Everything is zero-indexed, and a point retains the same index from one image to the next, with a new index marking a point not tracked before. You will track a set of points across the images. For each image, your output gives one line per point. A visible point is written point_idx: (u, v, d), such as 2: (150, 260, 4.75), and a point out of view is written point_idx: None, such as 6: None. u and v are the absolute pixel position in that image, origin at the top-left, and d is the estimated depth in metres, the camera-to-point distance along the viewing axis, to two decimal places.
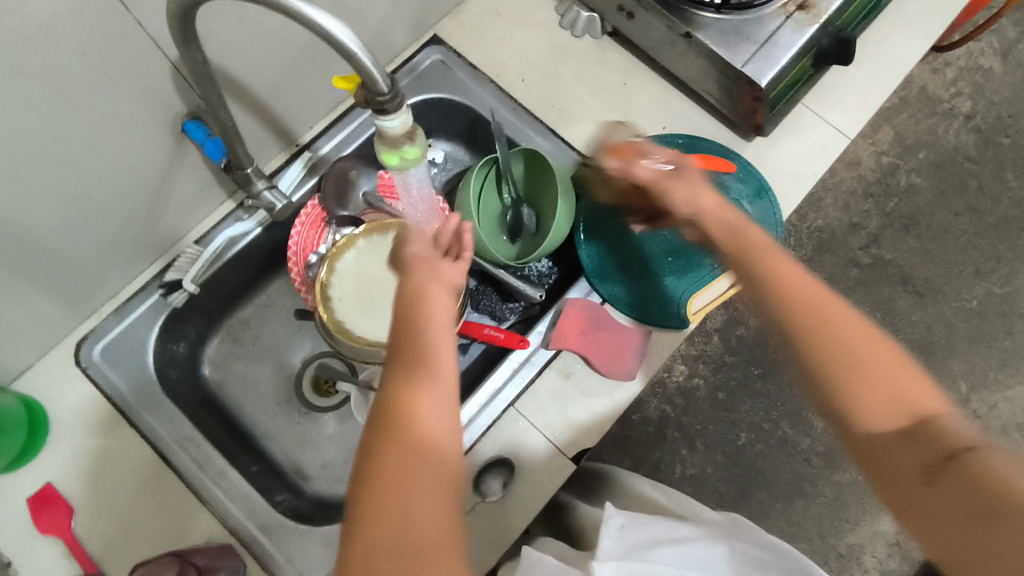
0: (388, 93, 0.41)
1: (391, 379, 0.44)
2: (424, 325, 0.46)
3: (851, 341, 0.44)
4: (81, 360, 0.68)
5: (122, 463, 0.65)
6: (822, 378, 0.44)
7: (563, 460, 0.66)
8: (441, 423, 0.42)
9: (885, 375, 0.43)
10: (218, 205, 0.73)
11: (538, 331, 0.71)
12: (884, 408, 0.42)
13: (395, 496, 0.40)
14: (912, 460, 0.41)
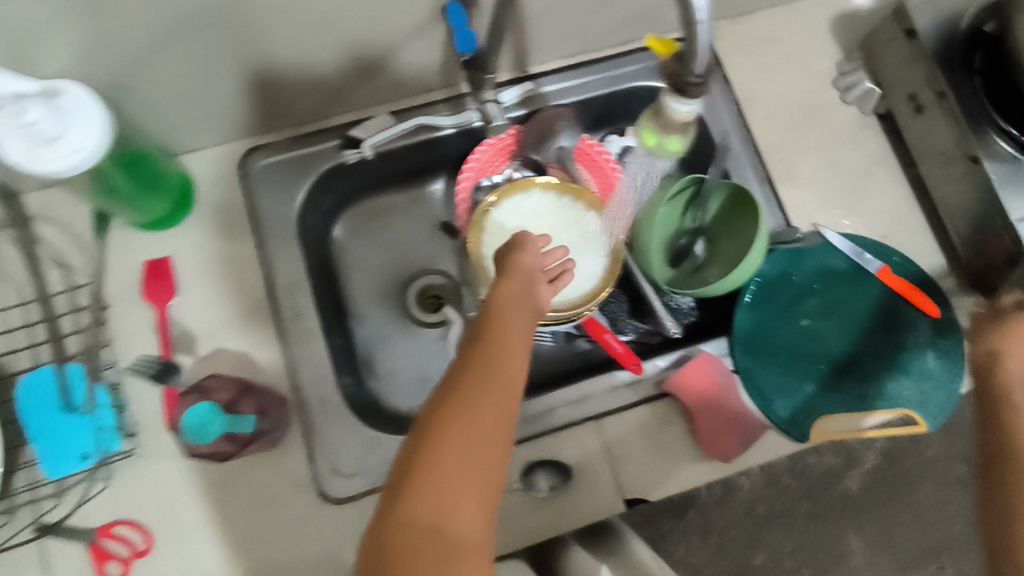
0: (700, 78, 0.39)
1: (465, 374, 0.44)
2: (504, 338, 0.47)
3: None
4: (242, 166, 0.68)
5: (231, 277, 0.66)
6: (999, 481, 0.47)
7: (616, 498, 0.62)
8: (498, 436, 0.42)
9: None
10: (427, 90, 0.72)
11: (657, 362, 0.66)
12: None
13: (444, 482, 0.39)
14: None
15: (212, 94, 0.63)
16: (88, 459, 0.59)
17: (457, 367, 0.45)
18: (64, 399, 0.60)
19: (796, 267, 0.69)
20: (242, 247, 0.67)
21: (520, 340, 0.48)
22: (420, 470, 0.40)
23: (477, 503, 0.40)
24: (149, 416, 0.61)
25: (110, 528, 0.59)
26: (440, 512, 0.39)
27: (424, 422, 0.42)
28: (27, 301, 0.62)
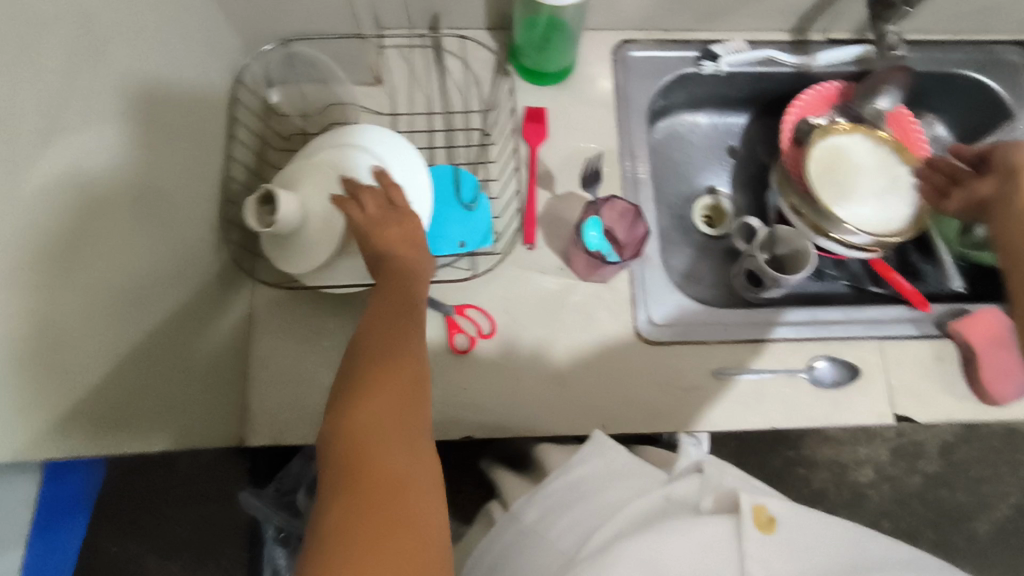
0: None
1: (337, 390, 0.45)
2: (397, 327, 0.49)
3: None
4: (615, 52, 0.79)
5: (591, 139, 0.75)
6: None
7: (888, 409, 0.70)
8: (414, 373, 0.46)
9: None
10: (778, 30, 0.81)
11: (939, 308, 0.74)
12: None
13: (369, 427, 0.41)
14: None
15: None
16: (464, 247, 0.69)
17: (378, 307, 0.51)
18: (456, 192, 0.71)
19: None
20: (602, 118, 0.76)
21: (417, 297, 0.53)
22: (355, 390, 0.43)
23: (413, 432, 0.43)
24: (509, 229, 0.72)
25: (465, 308, 0.69)
26: (384, 434, 0.41)
27: (360, 371, 0.45)
28: (432, 112, 0.74)
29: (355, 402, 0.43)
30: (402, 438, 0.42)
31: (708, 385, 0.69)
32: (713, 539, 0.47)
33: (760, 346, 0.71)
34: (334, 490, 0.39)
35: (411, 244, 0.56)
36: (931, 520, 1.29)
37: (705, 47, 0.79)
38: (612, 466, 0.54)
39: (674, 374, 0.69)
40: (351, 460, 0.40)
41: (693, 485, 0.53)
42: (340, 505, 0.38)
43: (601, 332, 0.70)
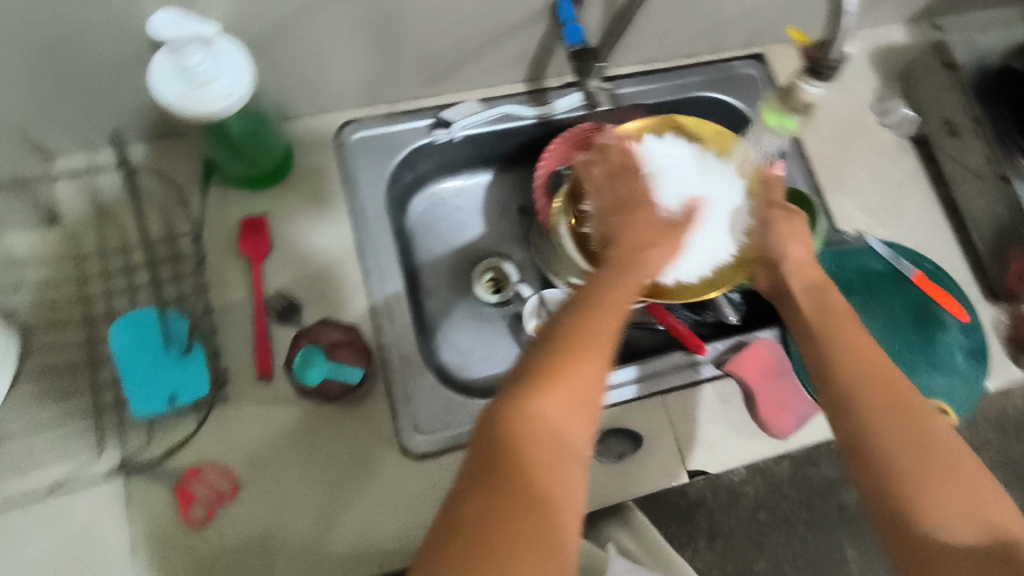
0: (834, 61, 0.54)
1: (469, 499, 0.38)
2: (540, 441, 0.40)
3: (903, 419, 0.47)
4: (339, 136, 0.72)
5: (323, 239, 0.68)
6: (893, 478, 0.45)
7: (680, 467, 0.67)
8: (594, 405, 0.43)
9: (970, 485, 0.45)
10: (513, 81, 0.77)
11: (717, 346, 0.71)
12: (962, 515, 0.44)
13: (470, 574, 0.35)
14: None
15: (323, 64, 0.66)
16: (174, 403, 0.59)
17: (588, 308, 0.47)
18: (165, 340, 0.61)
19: (844, 268, 0.76)
20: (333, 212, 0.69)
21: (586, 384, 0.42)
22: (539, 381, 0.42)
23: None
24: (238, 362, 0.63)
25: (196, 471, 0.59)
26: None
27: (468, 502, 0.38)
28: (126, 246, 0.64)
29: (484, 548, 0.36)
30: (528, 563, 0.36)
31: None
32: None
33: None
34: (476, 476, 0.39)
35: (597, 401, 0.43)
36: (801, 502, 1.33)
37: (437, 114, 0.74)
38: None
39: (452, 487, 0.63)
40: (503, 439, 0.40)
41: None
42: (482, 513, 0.37)
43: (364, 458, 0.63)
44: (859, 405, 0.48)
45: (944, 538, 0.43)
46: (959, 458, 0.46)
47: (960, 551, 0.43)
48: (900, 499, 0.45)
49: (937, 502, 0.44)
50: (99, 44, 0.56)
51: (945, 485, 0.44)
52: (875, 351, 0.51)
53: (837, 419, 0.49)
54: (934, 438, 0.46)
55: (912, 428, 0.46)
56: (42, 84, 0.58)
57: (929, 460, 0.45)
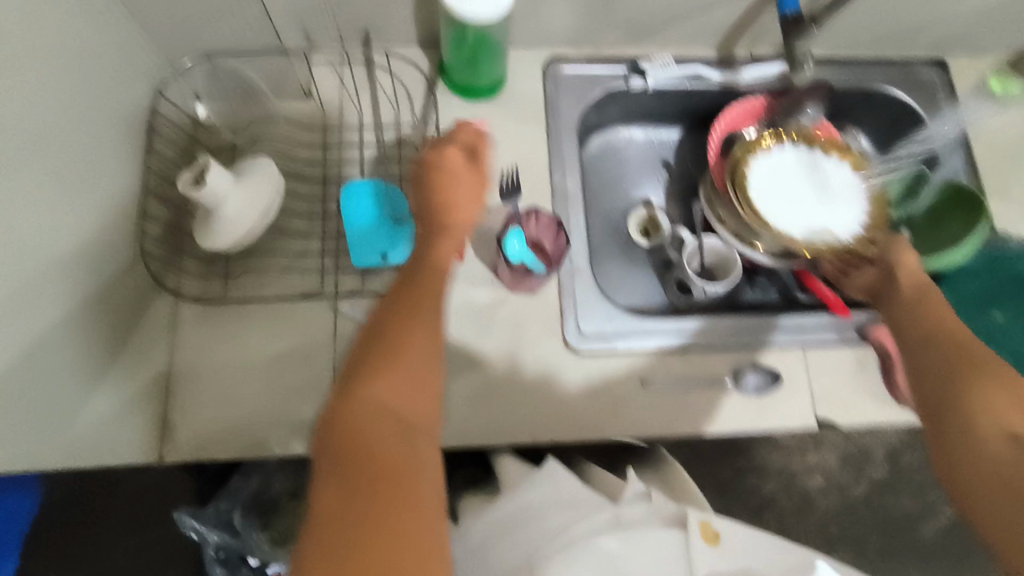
0: None
1: (328, 409, 0.44)
2: (383, 382, 0.44)
3: (961, 351, 0.53)
4: (547, 67, 0.80)
5: (521, 153, 0.77)
6: (948, 386, 0.51)
7: (810, 414, 0.71)
8: (431, 370, 0.47)
9: (1015, 393, 0.48)
10: (706, 47, 0.84)
11: (860, 315, 0.76)
12: (1011, 408, 0.48)
13: (359, 454, 0.41)
14: (1008, 450, 0.46)
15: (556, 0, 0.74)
16: (387, 259, 0.68)
17: (431, 265, 0.54)
18: (383, 205, 0.70)
19: (996, 270, 0.79)
20: (532, 131, 0.78)
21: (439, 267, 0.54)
22: (377, 369, 0.45)
23: (400, 442, 0.42)
24: None
25: None
26: (348, 498, 0.39)
27: (329, 457, 0.41)
28: (362, 126, 0.75)
29: (342, 441, 0.42)
30: (395, 459, 0.41)
31: (636, 394, 0.70)
32: (660, 549, 0.56)
33: (687, 354, 0.73)
34: (343, 461, 0.41)
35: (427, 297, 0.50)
36: None
37: (634, 64, 0.81)
38: (563, 493, 0.59)
39: (601, 384, 0.70)
40: (357, 429, 0.42)
41: (639, 510, 0.59)
42: (339, 505, 0.39)
43: (531, 342, 0.71)
44: (926, 350, 0.55)
45: (988, 422, 0.47)
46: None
47: (1002, 442, 0.46)
48: (957, 428, 0.49)
49: (990, 419, 0.47)
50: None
51: (991, 390, 0.49)
52: (949, 314, 0.59)
53: (909, 356, 0.57)
54: (980, 363, 0.51)
55: (971, 355, 0.52)
56: None
57: (995, 390, 0.49)
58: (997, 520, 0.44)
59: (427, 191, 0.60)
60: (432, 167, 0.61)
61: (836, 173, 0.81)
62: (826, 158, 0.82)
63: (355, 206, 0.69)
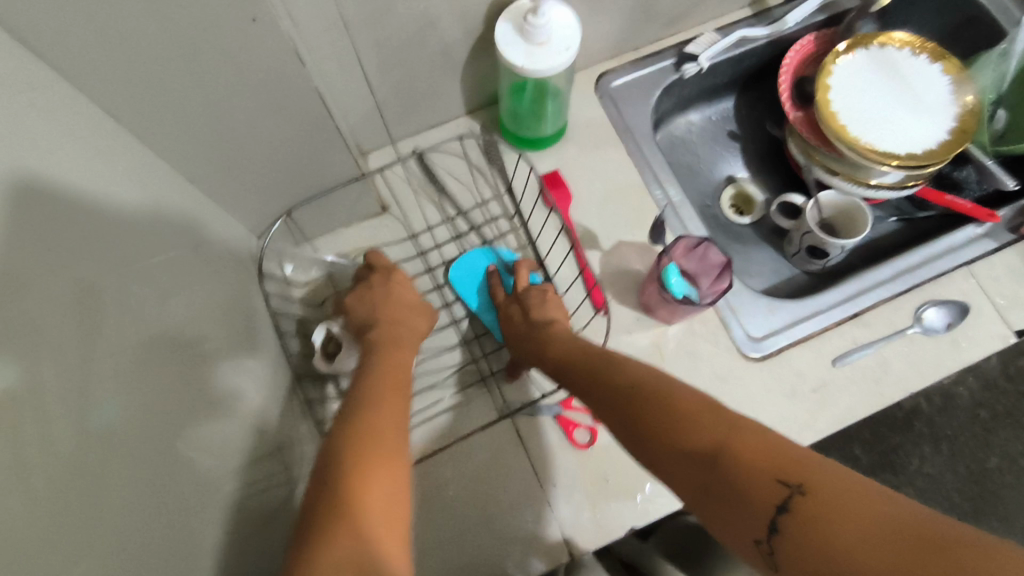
0: None
1: (297, 542, 0.37)
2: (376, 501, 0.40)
3: (654, 397, 0.42)
4: (598, 88, 0.77)
5: (612, 182, 0.73)
6: (655, 458, 0.39)
7: (1005, 329, 0.68)
8: (404, 502, 0.42)
9: (709, 431, 0.37)
10: (738, 8, 0.80)
11: (1006, 212, 0.73)
12: (682, 459, 0.37)
13: None
14: (727, 517, 0.34)
15: (592, 22, 0.70)
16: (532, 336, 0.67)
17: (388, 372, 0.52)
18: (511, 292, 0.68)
19: None
20: (614, 156, 0.74)
21: (399, 416, 0.47)
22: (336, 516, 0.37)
23: None
24: (575, 302, 0.69)
25: (571, 401, 0.65)
26: None
27: None
28: (453, 219, 0.72)
29: None
30: None
31: (832, 378, 0.67)
32: None
33: (859, 317, 0.69)
34: (329, 519, 0.37)
35: (405, 441, 0.46)
36: None
37: (678, 52, 0.78)
38: None
39: (795, 380, 0.67)
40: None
41: None
42: None
43: (708, 366, 0.67)
44: (617, 402, 0.44)
45: (670, 471, 0.38)
46: (661, 398, 0.41)
47: (681, 470, 0.37)
48: (654, 461, 0.39)
49: (657, 446, 0.39)
50: (437, 34, 0.61)
51: (673, 433, 0.38)
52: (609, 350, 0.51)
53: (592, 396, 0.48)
54: (674, 403, 0.40)
55: (596, 368, 0.49)
56: (379, 84, 0.64)
57: (649, 417, 0.40)
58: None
59: (370, 304, 0.61)
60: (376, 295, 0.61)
61: (915, 67, 0.76)
62: (899, 53, 0.77)
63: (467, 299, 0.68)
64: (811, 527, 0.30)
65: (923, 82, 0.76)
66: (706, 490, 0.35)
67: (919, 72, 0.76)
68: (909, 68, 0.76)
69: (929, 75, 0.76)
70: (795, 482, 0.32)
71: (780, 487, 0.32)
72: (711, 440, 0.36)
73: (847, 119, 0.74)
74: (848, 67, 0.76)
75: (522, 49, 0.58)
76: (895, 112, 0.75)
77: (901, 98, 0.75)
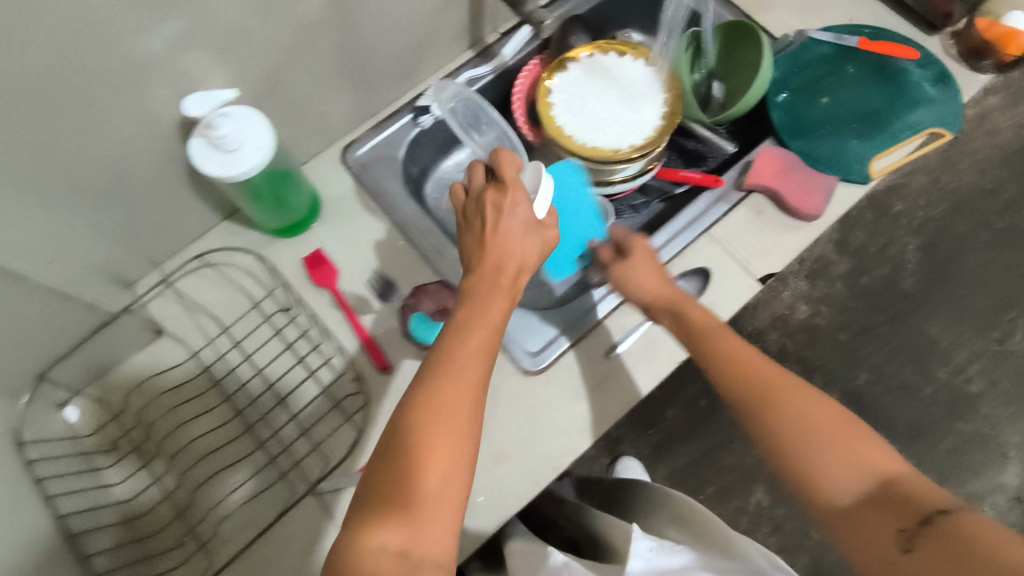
0: None
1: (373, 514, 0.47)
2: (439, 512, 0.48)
3: (767, 376, 0.60)
4: (345, 160, 0.81)
5: (375, 244, 0.77)
6: (755, 401, 0.59)
7: (750, 279, 0.75)
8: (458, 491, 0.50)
9: (845, 425, 0.55)
10: (460, 53, 0.86)
11: (731, 175, 0.80)
12: (793, 411, 0.57)
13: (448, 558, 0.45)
14: (848, 484, 0.53)
15: (313, 104, 0.75)
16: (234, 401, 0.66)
17: (416, 426, 0.50)
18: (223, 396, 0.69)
19: (802, 65, 0.84)
20: (372, 219, 0.78)
21: (468, 378, 0.53)
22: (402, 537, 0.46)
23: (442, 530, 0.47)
24: (358, 367, 0.71)
25: None
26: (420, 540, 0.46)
27: None
28: (227, 325, 0.72)
29: None
30: None
31: (610, 368, 0.72)
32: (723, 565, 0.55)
33: (623, 306, 0.74)
34: (382, 502, 0.48)
35: (463, 425, 0.51)
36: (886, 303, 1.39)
37: (412, 107, 0.83)
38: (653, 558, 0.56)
39: (578, 379, 0.71)
40: None
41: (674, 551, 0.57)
42: None
43: (497, 391, 0.71)
44: (758, 387, 0.59)
45: (779, 420, 0.57)
46: (834, 410, 0.56)
47: (806, 412, 0.56)
48: (760, 404, 0.58)
49: (788, 406, 0.57)
50: (145, 153, 0.64)
51: (801, 412, 0.56)
52: (734, 339, 0.63)
53: (731, 372, 0.61)
54: (794, 389, 0.58)
55: (779, 378, 0.59)
56: (105, 221, 0.66)
57: (774, 398, 0.58)
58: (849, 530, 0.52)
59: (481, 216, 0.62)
60: (483, 230, 0.61)
61: (620, 66, 0.83)
62: (603, 58, 0.83)
63: (569, 211, 0.79)
64: (959, 535, 0.46)
65: (630, 78, 0.83)
66: (847, 444, 0.54)
67: (625, 70, 0.83)
68: (614, 69, 0.83)
69: (633, 70, 0.83)
70: (932, 511, 0.49)
71: (918, 516, 0.49)
72: (898, 472, 0.53)
73: (573, 131, 0.80)
74: (563, 82, 0.82)
75: (216, 160, 0.61)
76: (613, 111, 0.81)
77: (615, 98, 0.82)
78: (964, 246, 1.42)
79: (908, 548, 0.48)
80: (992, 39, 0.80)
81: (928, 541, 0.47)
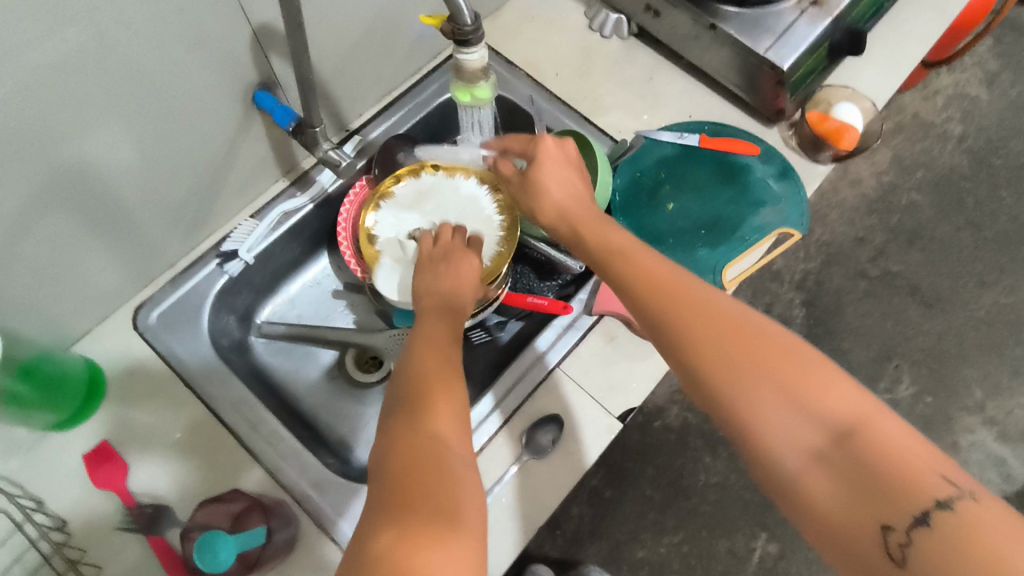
0: (471, 25, 0.54)
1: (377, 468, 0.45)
2: (451, 476, 0.44)
3: (698, 309, 0.48)
4: (138, 325, 0.69)
5: (172, 425, 0.65)
6: (670, 334, 0.49)
7: (610, 418, 0.68)
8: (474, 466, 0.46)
9: (792, 367, 0.44)
10: (272, 183, 0.77)
11: (581, 298, 0.74)
12: (715, 346, 0.46)
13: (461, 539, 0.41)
14: (801, 429, 0.43)
15: (76, 270, 0.63)
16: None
17: (402, 411, 0.48)
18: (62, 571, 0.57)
19: (643, 169, 0.81)
20: (169, 393, 0.66)
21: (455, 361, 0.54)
22: (399, 477, 0.43)
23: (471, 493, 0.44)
24: None
25: None
26: (437, 500, 0.42)
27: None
28: None
29: None
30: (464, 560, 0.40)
31: None
32: None
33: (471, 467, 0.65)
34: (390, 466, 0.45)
35: (448, 392, 0.50)
36: None
37: (218, 251, 0.73)
38: None
39: None
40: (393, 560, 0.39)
41: None
42: None
43: None
44: (683, 328, 0.48)
45: (696, 348, 0.47)
46: (763, 345, 0.46)
47: (745, 345, 0.46)
48: (680, 338, 0.48)
49: (709, 347, 0.46)
50: None
51: (731, 354, 0.46)
52: (659, 264, 0.54)
53: (649, 310, 0.50)
54: (730, 320, 0.47)
55: (696, 309, 0.49)
56: None
57: (694, 338, 0.47)
58: (821, 493, 0.41)
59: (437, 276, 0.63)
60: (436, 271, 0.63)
61: (453, 187, 0.76)
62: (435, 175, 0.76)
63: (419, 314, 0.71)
64: (960, 537, 0.37)
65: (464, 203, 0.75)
66: (799, 389, 0.43)
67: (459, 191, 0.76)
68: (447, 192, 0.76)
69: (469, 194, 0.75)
70: (927, 497, 0.38)
71: (910, 507, 0.38)
72: (859, 418, 0.42)
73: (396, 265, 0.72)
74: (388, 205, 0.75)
75: None
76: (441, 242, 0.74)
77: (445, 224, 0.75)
78: (840, 296, 1.44)
79: (901, 560, 0.38)
80: (823, 133, 0.80)
81: (921, 551, 0.37)
